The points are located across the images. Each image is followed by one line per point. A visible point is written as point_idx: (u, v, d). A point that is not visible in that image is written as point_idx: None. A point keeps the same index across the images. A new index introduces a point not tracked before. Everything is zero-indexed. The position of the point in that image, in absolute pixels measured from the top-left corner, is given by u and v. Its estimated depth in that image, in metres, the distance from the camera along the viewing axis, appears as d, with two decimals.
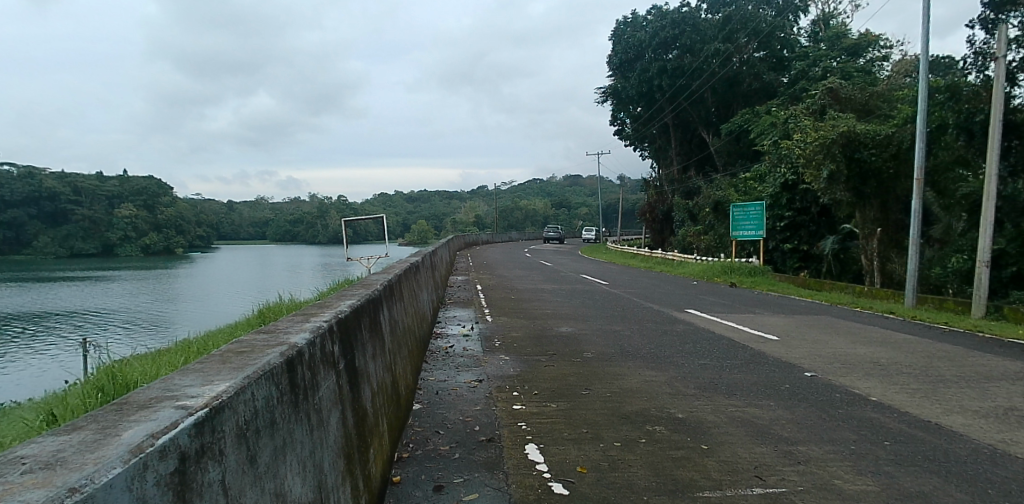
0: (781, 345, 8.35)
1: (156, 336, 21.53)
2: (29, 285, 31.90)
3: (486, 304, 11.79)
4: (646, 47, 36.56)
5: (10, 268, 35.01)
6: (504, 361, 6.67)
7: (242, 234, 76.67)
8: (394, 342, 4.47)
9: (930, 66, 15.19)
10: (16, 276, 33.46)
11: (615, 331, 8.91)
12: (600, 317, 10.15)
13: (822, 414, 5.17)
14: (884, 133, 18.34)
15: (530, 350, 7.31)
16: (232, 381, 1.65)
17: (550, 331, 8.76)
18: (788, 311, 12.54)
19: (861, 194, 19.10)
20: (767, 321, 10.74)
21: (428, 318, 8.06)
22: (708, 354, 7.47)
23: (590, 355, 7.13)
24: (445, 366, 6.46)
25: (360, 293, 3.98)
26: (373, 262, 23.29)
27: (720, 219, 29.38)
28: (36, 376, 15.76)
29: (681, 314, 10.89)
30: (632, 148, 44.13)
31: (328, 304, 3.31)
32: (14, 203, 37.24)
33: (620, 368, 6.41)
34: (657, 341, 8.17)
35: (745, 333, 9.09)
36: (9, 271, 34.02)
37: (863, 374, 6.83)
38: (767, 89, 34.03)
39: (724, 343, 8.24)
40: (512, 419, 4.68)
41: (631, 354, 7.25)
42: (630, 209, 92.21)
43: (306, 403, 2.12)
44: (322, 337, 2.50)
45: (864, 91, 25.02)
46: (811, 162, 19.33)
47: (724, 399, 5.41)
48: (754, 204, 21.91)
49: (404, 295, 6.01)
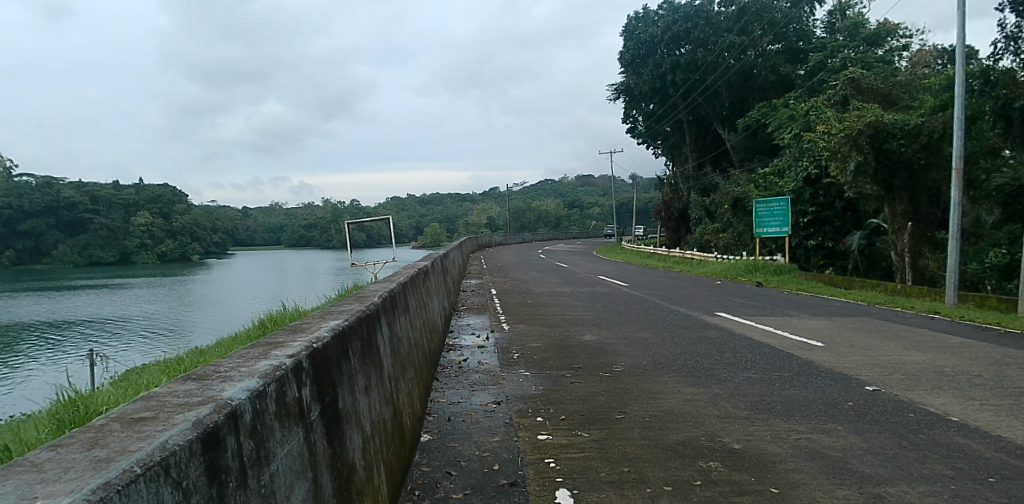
0: (829, 353, 7.56)
1: (167, 344, 21.04)
2: (45, 294, 31.68)
3: (502, 311, 11.08)
4: (658, 43, 35.67)
5: (26, 277, 34.88)
6: (523, 377, 5.94)
7: (258, 240, 76.63)
8: (395, 365, 3.75)
9: (964, 50, 14.17)
10: (32, 285, 33.28)
11: (642, 339, 8.16)
12: (625, 323, 9.40)
13: (901, 441, 4.40)
14: (913, 122, 17.34)
15: (552, 363, 6.59)
16: (75, 496, 0.94)
17: (574, 341, 8.01)
18: (824, 312, 11.70)
19: (890, 187, 18.14)
20: (805, 325, 9.90)
21: (439, 329, 7.35)
22: (749, 366, 6.70)
23: (619, 368, 6.39)
24: (459, 384, 5.73)
25: (349, 307, 3.26)
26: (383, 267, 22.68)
27: (738, 216, 28.18)
28: (41, 387, 15.24)
29: (712, 318, 10.10)
30: (646, 146, 43.20)
31: (302, 326, 2.61)
32: (32, 213, 37.34)
33: (655, 385, 5.67)
34: (691, 351, 7.40)
35: (787, 339, 8.28)
36: (25, 280, 33.89)
37: (930, 387, 6.02)
38: (784, 81, 33.07)
39: (765, 352, 7.45)
40: (538, 454, 3.95)
41: (666, 366, 6.50)
42: (644, 207, 91.19)
43: (239, 496, 1.39)
44: (284, 385, 1.78)
45: (887, 80, 24.00)
46: (836, 155, 18.43)
47: (784, 423, 4.68)
48: (778, 199, 21.01)
49: (412, 304, 5.32)
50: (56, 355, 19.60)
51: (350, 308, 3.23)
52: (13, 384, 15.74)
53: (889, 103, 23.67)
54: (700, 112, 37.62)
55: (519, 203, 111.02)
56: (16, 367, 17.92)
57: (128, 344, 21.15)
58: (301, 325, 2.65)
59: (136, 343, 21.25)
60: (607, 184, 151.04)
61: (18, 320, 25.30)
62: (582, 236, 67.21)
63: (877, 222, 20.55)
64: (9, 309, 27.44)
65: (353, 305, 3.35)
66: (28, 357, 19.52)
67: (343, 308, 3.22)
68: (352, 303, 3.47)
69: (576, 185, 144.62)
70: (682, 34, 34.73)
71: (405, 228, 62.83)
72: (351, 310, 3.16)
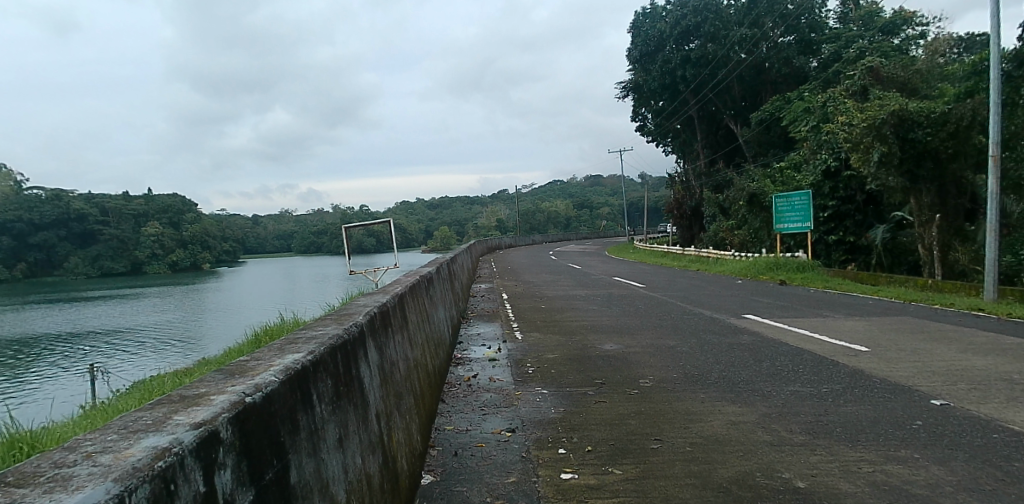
0: (878, 360, 6.84)
1: (178, 353, 20.63)
2: (58, 304, 31.50)
3: (515, 317, 10.41)
4: (666, 38, 34.51)
5: (39, 288, 34.78)
6: (540, 396, 5.26)
7: (269, 247, 76.19)
8: (385, 397, 3.05)
9: (999, 31, 13.24)
10: (46, 296, 33.16)
11: (669, 346, 7.46)
12: (648, 329, 8.71)
13: (996, 472, 3.68)
14: (939, 110, 16.35)
15: (571, 378, 5.91)
16: None
17: (593, 350, 7.31)
18: (858, 312, 10.93)
19: (915, 179, 17.22)
20: (842, 327, 9.13)
21: (445, 342, 6.67)
22: (793, 377, 5.97)
23: (648, 383, 5.68)
24: (468, 406, 5.06)
25: (322, 331, 2.60)
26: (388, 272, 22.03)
27: (754, 212, 26.82)
28: (46, 402, 14.81)
29: (739, 321, 9.40)
30: (656, 144, 42.41)
31: (242, 364, 1.93)
32: (43, 226, 37.21)
33: (691, 404, 4.98)
34: (724, 360, 6.69)
35: (827, 345, 7.53)
36: (39, 292, 33.78)
37: (1006, 400, 5.25)
38: (798, 73, 32.28)
39: (807, 360, 6.72)
40: (560, 499, 3.27)
41: (701, 379, 5.79)
42: (655, 206, 90.19)
43: None
44: (161, 485, 1.11)
45: (907, 69, 23.10)
46: (858, 145, 17.58)
47: (850, 452, 3.98)
48: (798, 194, 20.16)
49: (412, 318, 4.67)
50: (66, 367, 19.23)
51: (323, 333, 2.56)
52: (20, 398, 15.35)
53: (910, 91, 22.75)
54: (710, 108, 36.69)
55: (528, 205, 110.31)
56: (23, 380, 17.55)
57: (139, 354, 20.73)
58: (242, 363, 1.98)
59: (147, 353, 20.85)
60: (618, 184, 150.03)
61: (29, 332, 25.05)
62: (593, 236, 66.49)
63: (902, 215, 19.66)
64: (23, 320, 27.22)
65: (325, 329, 2.67)
66: (37, 369, 19.16)
67: (313, 333, 2.55)
68: (325, 323, 2.80)
69: (586, 185, 143.44)
70: (691, 28, 33.42)
71: (415, 232, 62.33)
72: (324, 334, 2.50)
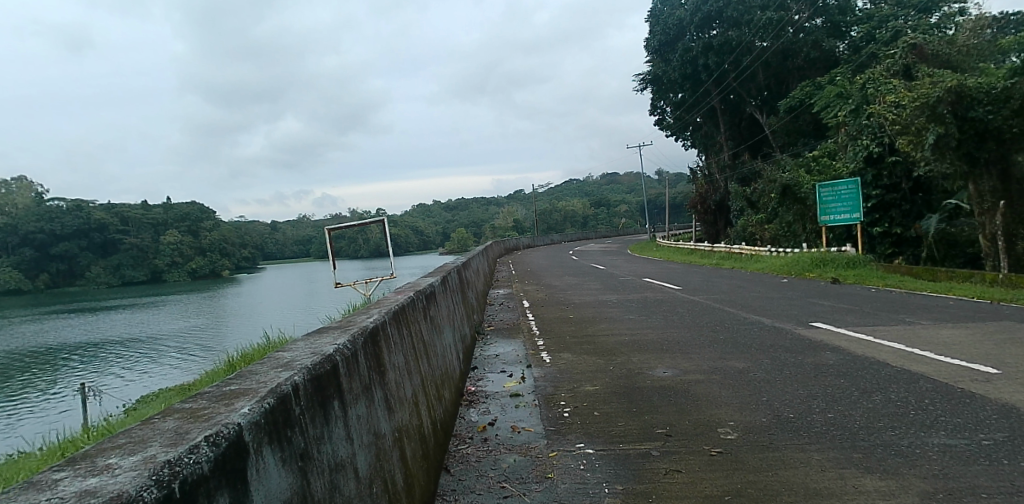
0: (1020, 386, 5.20)
1: (188, 363, 19.08)
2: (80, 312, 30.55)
3: (539, 332, 8.83)
4: (687, 26, 32.39)
5: (62, 297, 33.88)
6: (585, 463, 3.70)
7: (288, 252, 75.07)
8: None
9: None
10: (70, 304, 32.27)
11: (741, 372, 5.87)
12: (703, 347, 7.08)
13: None
14: (1000, 85, 14.18)
15: (625, 426, 4.35)
16: None
17: (642, 380, 5.69)
18: (943, 316, 9.21)
19: (975, 161, 15.01)
20: (940, 337, 7.41)
21: (452, 375, 5.11)
22: (930, 421, 4.31)
23: (732, 435, 4.10)
24: (485, 481, 3.53)
25: (95, 474, 1.09)
26: (375, 287, 20.02)
27: (786, 204, 24.51)
28: (37, 421, 13.30)
29: (810, 332, 7.77)
30: (676, 137, 40.63)
31: None
32: (64, 237, 36.22)
33: (809, 475, 3.41)
34: (821, 393, 5.06)
35: (943, 367, 5.86)
36: (63, 300, 32.93)
37: None
38: (829, 57, 30.21)
39: (930, 391, 5.06)
40: None
41: (802, 429, 4.20)
42: (676, 203, 87.95)
43: None
44: None
45: (953, 44, 21.11)
46: (908, 127, 15.49)
47: None
48: (846, 182, 18.27)
49: (396, 361, 3.15)
50: (73, 378, 17.92)
51: (90, 483, 1.06)
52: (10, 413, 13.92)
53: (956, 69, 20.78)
54: (733, 98, 34.77)
55: (546, 204, 108.86)
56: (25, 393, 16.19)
57: (147, 365, 19.24)
58: None
59: (156, 363, 19.38)
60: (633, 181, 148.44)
61: (47, 341, 23.99)
62: (612, 233, 64.76)
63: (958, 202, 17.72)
64: (42, 329, 26.24)
65: (104, 460, 1.15)
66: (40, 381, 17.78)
67: (47, 490, 1.04)
68: (136, 435, 1.29)
69: (603, 183, 141.33)
70: (713, 14, 31.23)
71: (433, 234, 61.01)
72: (75, 495, 1.00)
